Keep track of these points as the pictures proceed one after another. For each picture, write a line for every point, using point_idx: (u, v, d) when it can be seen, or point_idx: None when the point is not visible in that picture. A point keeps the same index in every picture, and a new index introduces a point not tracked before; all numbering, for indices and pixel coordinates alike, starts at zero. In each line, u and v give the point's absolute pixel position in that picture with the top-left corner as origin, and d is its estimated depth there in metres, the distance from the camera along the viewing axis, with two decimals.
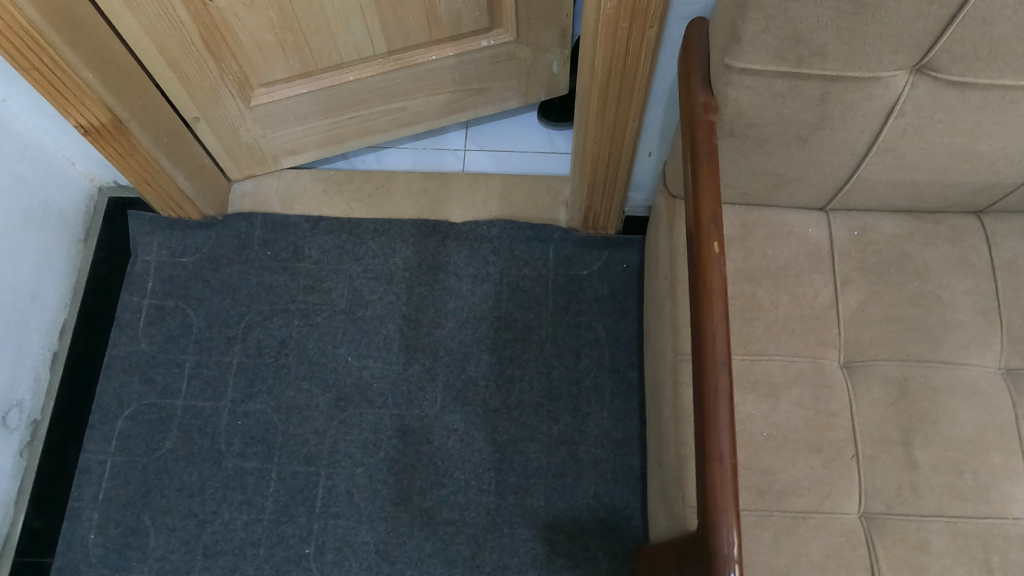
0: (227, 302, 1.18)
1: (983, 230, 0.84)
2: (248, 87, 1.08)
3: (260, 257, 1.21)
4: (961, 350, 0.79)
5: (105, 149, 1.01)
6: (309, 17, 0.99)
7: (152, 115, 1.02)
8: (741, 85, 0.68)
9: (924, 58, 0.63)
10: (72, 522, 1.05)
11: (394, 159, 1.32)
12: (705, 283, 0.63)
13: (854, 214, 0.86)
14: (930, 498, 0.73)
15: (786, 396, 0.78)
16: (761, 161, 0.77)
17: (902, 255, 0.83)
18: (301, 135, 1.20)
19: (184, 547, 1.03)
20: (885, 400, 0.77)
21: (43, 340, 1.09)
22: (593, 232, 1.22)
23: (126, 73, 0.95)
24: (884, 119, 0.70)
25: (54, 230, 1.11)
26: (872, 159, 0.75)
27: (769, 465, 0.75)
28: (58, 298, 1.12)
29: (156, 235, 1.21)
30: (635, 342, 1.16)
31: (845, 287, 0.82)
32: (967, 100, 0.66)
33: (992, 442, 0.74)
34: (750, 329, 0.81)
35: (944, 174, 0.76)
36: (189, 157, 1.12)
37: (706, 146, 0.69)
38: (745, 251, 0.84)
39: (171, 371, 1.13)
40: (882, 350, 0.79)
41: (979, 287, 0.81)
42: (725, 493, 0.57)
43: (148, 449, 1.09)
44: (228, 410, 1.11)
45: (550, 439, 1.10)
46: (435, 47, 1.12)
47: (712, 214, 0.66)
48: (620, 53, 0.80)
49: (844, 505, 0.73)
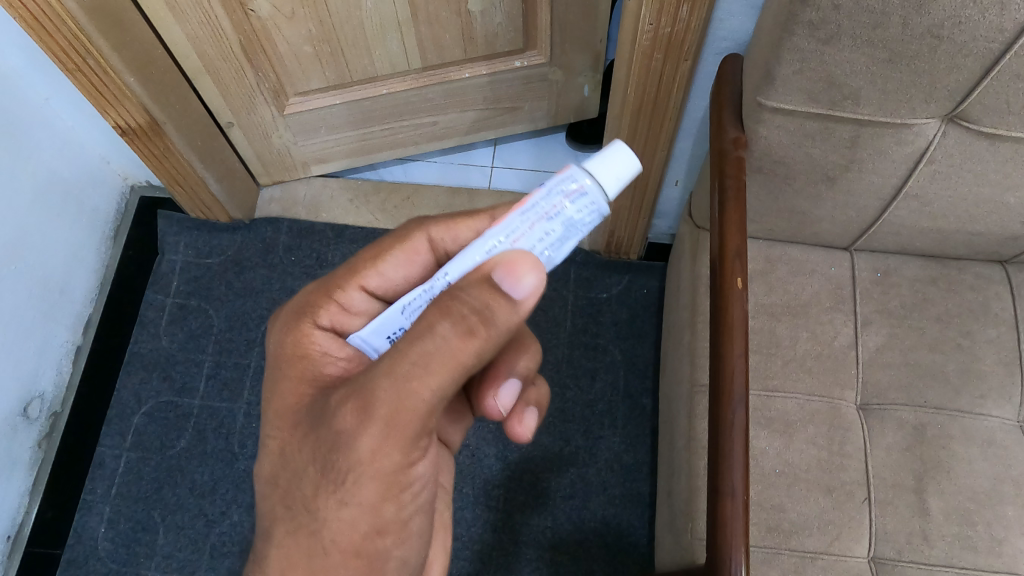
0: (249, 304, 1.19)
1: (1007, 280, 0.84)
2: (282, 94, 1.10)
3: (284, 263, 1.22)
4: (979, 400, 0.78)
5: (142, 150, 1.02)
6: (346, 29, 1.01)
7: (188, 119, 1.04)
8: (773, 124, 0.68)
9: (956, 108, 0.63)
10: (83, 514, 1.06)
11: (422, 172, 1.34)
12: (727, 319, 0.64)
13: (877, 256, 0.86)
14: (941, 547, 0.72)
15: (800, 434, 0.78)
16: (787, 199, 0.78)
17: (925, 300, 0.83)
18: (332, 144, 1.22)
19: (191, 546, 1.04)
20: (900, 445, 0.77)
21: (67, 333, 1.11)
22: (615, 256, 1.22)
23: (167, 78, 0.97)
24: (914, 164, 0.70)
25: (85, 227, 1.13)
26: (899, 204, 0.75)
27: (779, 502, 0.75)
28: (84, 293, 1.14)
29: (184, 235, 1.23)
30: (651, 368, 1.16)
31: (865, 328, 0.83)
32: (998, 152, 0.66)
33: (1008, 495, 0.74)
34: (766, 365, 0.81)
35: (971, 221, 0.76)
36: (221, 160, 1.14)
37: (734, 180, 0.69)
38: (767, 285, 0.85)
39: (190, 370, 1.15)
40: (899, 395, 0.79)
41: (1001, 337, 0.81)
42: (735, 531, 0.57)
43: (163, 445, 1.10)
44: (243, 412, 1.12)
45: (560, 460, 1.10)
46: (469, 65, 1.13)
47: (737, 248, 0.66)
48: (653, 84, 0.80)
49: (854, 548, 0.72)
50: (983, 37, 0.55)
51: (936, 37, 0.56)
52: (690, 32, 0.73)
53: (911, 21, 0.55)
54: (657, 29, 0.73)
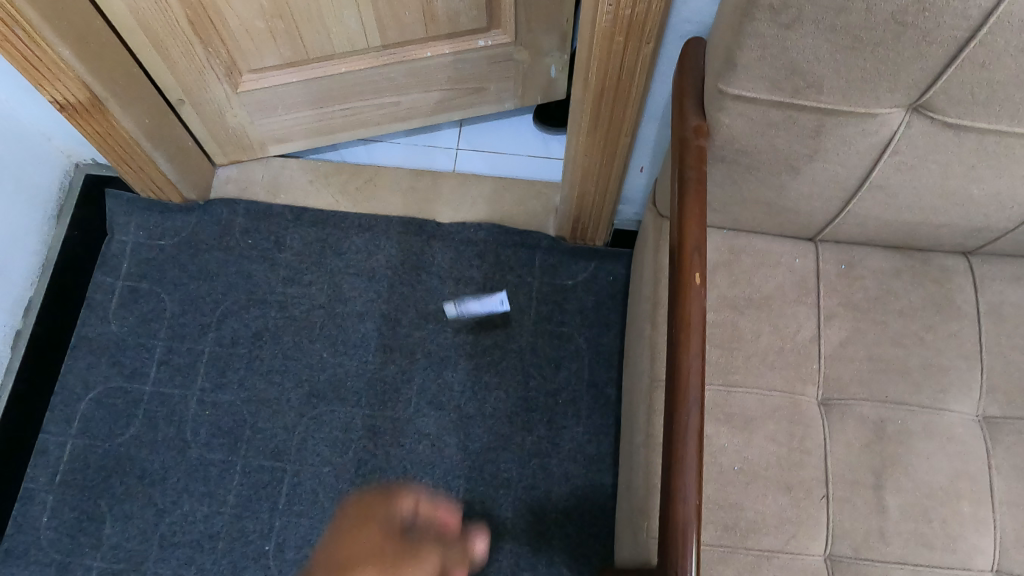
0: (203, 288, 1.15)
1: (970, 271, 0.83)
2: (236, 71, 1.05)
3: (240, 245, 1.18)
4: (939, 394, 0.77)
5: (82, 126, 0.98)
6: (302, 5, 0.96)
7: (133, 95, 0.99)
8: (735, 112, 0.66)
9: (921, 97, 0.61)
10: (25, 503, 1.03)
11: (385, 153, 1.30)
12: (684, 315, 0.62)
13: (843, 247, 0.84)
14: (897, 545, 0.71)
15: (759, 431, 0.76)
16: (751, 188, 0.75)
17: (888, 293, 0.82)
18: (290, 124, 1.17)
19: (140, 536, 1.01)
20: (860, 441, 0.76)
21: (6, 318, 1.07)
22: (581, 242, 1.19)
23: (106, 50, 0.92)
24: (878, 156, 0.68)
25: (24, 205, 1.08)
26: (863, 195, 0.73)
27: (735, 500, 0.73)
28: (24, 275, 1.10)
29: (135, 215, 1.19)
30: (617, 356, 1.13)
31: (828, 322, 0.81)
32: (963, 142, 0.64)
33: (964, 491, 0.73)
34: (728, 359, 0.79)
35: (936, 213, 0.74)
36: (171, 139, 1.10)
37: (695, 171, 0.67)
38: (730, 277, 0.83)
39: (140, 355, 1.11)
40: (860, 390, 0.78)
41: (963, 330, 0.80)
42: (687, 536, 0.55)
43: (111, 433, 1.07)
44: (196, 399, 1.09)
45: (521, 450, 1.08)
46: (432, 43, 1.09)
47: (696, 242, 0.64)
48: (615, 66, 0.77)
49: (810, 546, 0.71)
50: (948, 24, 0.53)
51: (900, 23, 0.53)
52: (651, 13, 0.70)
53: (873, 6, 0.52)
54: (618, 10, 0.70)
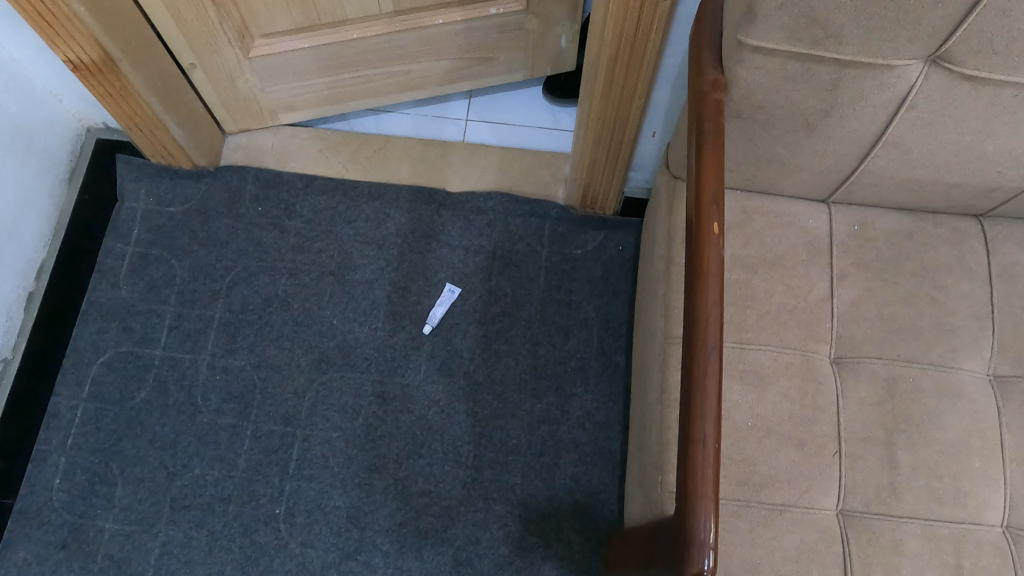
0: (213, 255, 1.16)
1: (982, 233, 0.83)
2: (247, 36, 1.05)
3: (250, 213, 1.19)
4: (951, 353, 0.78)
5: (95, 87, 0.98)
6: None
7: (145, 56, 0.99)
8: (753, 64, 0.66)
9: (940, 48, 0.61)
10: (37, 465, 1.03)
11: (394, 123, 1.30)
12: (702, 264, 0.62)
13: (855, 209, 0.85)
14: (908, 500, 0.72)
15: (773, 387, 0.77)
16: (766, 145, 0.76)
17: (900, 254, 0.82)
18: (300, 91, 1.17)
19: (151, 499, 1.02)
20: (871, 399, 0.76)
21: (17, 279, 1.07)
22: (591, 211, 1.19)
23: (119, 9, 0.92)
24: (895, 111, 0.68)
25: (36, 166, 1.08)
26: (878, 153, 0.74)
27: (749, 455, 0.74)
28: (36, 237, 1.10)
29: (144, 181, 1.19)
30: (625, 324, 1.14)
31: (841, 282, 0.81)
32: (980, 96, 0.64)
33: (974, 448, 0.74)
34: (741, 317, 0.80)
35: (950, 173, 0.75)
36: (182, 104, 1.10)
37: (712, 124, 0.67)
38: (743, 237, 0.83)
39: (150, 320, 1.11)
40: (873, 348, 0.78)
41: (974, 291, 0.80)
42: (706, 478, 0.56)
43: (123, 397, 1.07)
44: (207, 363, 1.09)
45: (530, 416, 1.08)
46: (444, 11, 1.09)
47: (714, 193, 0.64)
48: (632, 26, 0.77)
49: (822, 501, 0.72)
50: None
51: None
52: None
53: None
54: None
